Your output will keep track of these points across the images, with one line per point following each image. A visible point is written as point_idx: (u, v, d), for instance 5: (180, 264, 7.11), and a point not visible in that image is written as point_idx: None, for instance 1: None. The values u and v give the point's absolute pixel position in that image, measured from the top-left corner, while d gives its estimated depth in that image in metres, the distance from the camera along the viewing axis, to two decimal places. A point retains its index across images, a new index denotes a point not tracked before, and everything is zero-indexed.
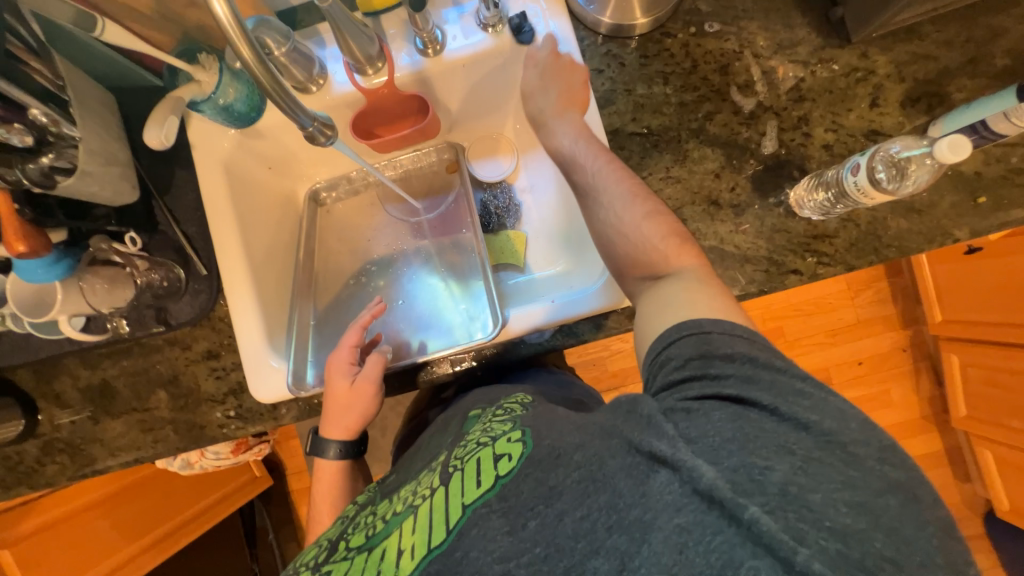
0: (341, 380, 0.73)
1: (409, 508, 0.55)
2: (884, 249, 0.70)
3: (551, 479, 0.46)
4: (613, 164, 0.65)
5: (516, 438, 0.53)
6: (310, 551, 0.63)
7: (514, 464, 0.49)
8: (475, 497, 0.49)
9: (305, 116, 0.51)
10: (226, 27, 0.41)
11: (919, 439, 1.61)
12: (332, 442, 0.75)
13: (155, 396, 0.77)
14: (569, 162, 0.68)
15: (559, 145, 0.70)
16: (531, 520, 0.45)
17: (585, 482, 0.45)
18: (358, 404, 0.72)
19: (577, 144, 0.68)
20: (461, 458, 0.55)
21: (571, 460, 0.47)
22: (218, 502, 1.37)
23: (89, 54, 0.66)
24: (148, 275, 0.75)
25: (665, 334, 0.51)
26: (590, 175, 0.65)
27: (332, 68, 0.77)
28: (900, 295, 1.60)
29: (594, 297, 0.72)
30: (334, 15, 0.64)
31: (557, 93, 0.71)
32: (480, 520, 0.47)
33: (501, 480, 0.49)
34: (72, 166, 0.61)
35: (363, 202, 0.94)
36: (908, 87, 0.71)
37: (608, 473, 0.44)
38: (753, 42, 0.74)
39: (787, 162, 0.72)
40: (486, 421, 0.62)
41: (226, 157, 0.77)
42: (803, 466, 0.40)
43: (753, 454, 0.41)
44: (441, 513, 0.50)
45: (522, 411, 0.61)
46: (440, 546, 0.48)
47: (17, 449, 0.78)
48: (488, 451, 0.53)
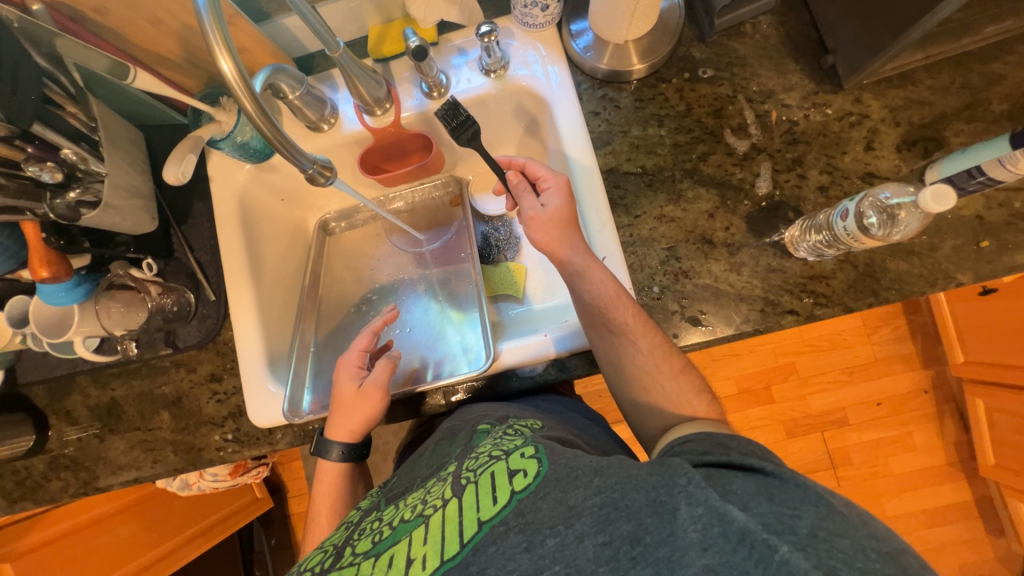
0: (348, 383, 0.73)
1: (418, 516, 0.51)
2: (883, 291, 0.69)
3: (570, 498, 0.45)
4: (647, 320, 0.67)
5: (530, 454, 0.51)
6: (314, 555, 0.57)
7: (530, 481, 0.48)
8: (492, 514, 0.46)
9: (305, 160, 0.55)
10: (233, 84, 0.46)
11: (946, 487, 1.51)
12: (338, 444, 0.73)
13: (159, 416, 0.80)
14: (602, 301, 0.66)
15: (591, 277, 0.67)
16: (550, 537, 0.43)
17: (605, 507, 0.43)
18: (367, 410, 0.72)
19: (614, 284, 0.67)
20: (474, 470, 0.53)
21: (590, 483, 0.45)
22: (212, 526, 1.35)
23: (122, 96, 0.72)
24: (160, 299, 0.78)
25: (683, 433, 0.58)
26: (627, 324, 0.66)
27: (342, 108, 0.82)
28: (919, 334, 1.54)
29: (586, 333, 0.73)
30: (345, 63, 0.69)
31: (574, 217, 0.70)
32: (497, 538, 0.45)
33: (517, 496, 0.47)
34: (97, 200, 0.66)
35: (369, 232, 0.97)
36: (903, 131, 0.72)
37: (631, 503, 0.42)
38: (747, 87, 0.76)
39: (782, 204, 0.72)
40: (498, 434, 0.59)
41: (241, 189, 0.82)
42: (829, 514, 0.41)
43: (781, 504, 0.41)
44: (453, 525, 0.47)
45: (533, 432, 0.59)
46: (453, 558, 0.45)
47: (26, 464, 0.81)
48: (501, 465, 0.51)
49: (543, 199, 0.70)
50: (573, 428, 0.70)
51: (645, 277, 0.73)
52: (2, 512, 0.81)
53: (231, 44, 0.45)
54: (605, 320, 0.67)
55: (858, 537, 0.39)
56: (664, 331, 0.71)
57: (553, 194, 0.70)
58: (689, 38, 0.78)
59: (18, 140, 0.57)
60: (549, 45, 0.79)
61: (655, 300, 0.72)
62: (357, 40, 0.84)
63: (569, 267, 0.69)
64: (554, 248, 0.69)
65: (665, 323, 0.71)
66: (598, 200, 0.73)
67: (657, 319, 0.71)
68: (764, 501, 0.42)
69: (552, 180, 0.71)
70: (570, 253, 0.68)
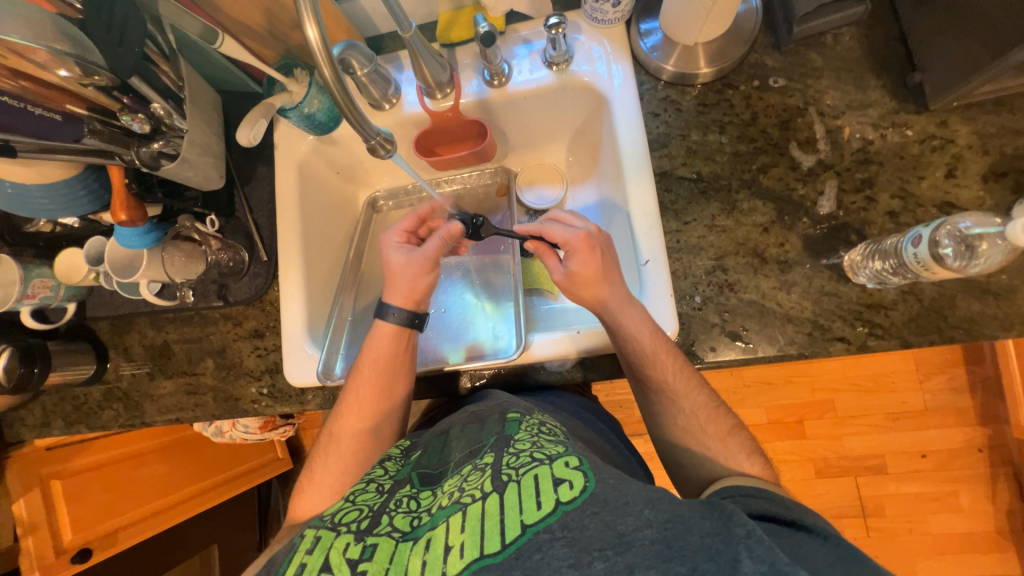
0: (399, 255, 0.75)
1: (456, 503, 0.50)
2: (949, 329, 0.64)
3: (620, 524, 0.43)
4: (691, 373, 0.66)
5: (575, 465, 0.49)
6: (348, 510, 0.55)
7: (577, 495, 0.45)
8: (536, 519, 0.44)
9: (370, 130, 0.57)
10: (315, 50, 0.48)
11: (990, 557, 1.39)
12: (392, 307, 0.74)
13: (204, 362, 0.85)
14: (641, 358, 0.65)
15: (626, 334, 0.66)
16: (598, 560, 0.41)
17: (659, 544, 0.41)
18: (419, 278, 0.74)
19: (654, 339, 0.65)
20: (515, 469, 0.50)
21: (641, 513, 0.43)
22: (228, 481, 1.41)
23: (208, 59, 0.78)
24: (218, 253, 0.84)
25: (740, 485, 0.56)
26: (666, 382, 0.66)
27: (405, 89, 0.84)
28: (980, 387, 1.42)
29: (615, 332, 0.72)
30: (414, 44, 0.70)
31: (605, 268, 0.67)
32: (542, 545, 0.43)
33: (563, 507, 0.45)
34: (175, 153, 0.69)
35: (415, 213, 0.99)
36: (992, 160, 0.66)
37: (685, 545, 0.41)
38: (820, 100, 0.72)
39: (845, 225, 0.68)
40: (535, 433, 0.57)
41: (302, 159, 0.86)
42: None
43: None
44: (494, 522, 0.45)
45: (568, 438, 0.57)
46: (494, 556, 0.43)
47: (84, 391, 0.88)
48: (545, 470, 0.49)
49: (566, 262, 0.68)
50: (585, 430, 0.71)
51: (687, 285, 0.71)
52: (60, 432, 0.89)
53: (318, 11, 0.47)
54: (642, 376, 0.67)
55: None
56: (701, 343, 0.69)
57: (577, 258, 0.67)
58: (763, 45, 0.75)
59: (116, 91, 0.63)
60: (615, 41, 0.78)
61: (696, 310, 0.70)
62: (427, 24, 0.86)
63: (607, 318, 0.67)
64: (594, 304, 0.67)
65: (703, 335, 0.69)
66: (652, 221, 0.71)
67: (695, 330, 0.69)
68: (839, 573, 0.43)
69: (574, 244, 0.67)
70: (605, 307, 0.66)
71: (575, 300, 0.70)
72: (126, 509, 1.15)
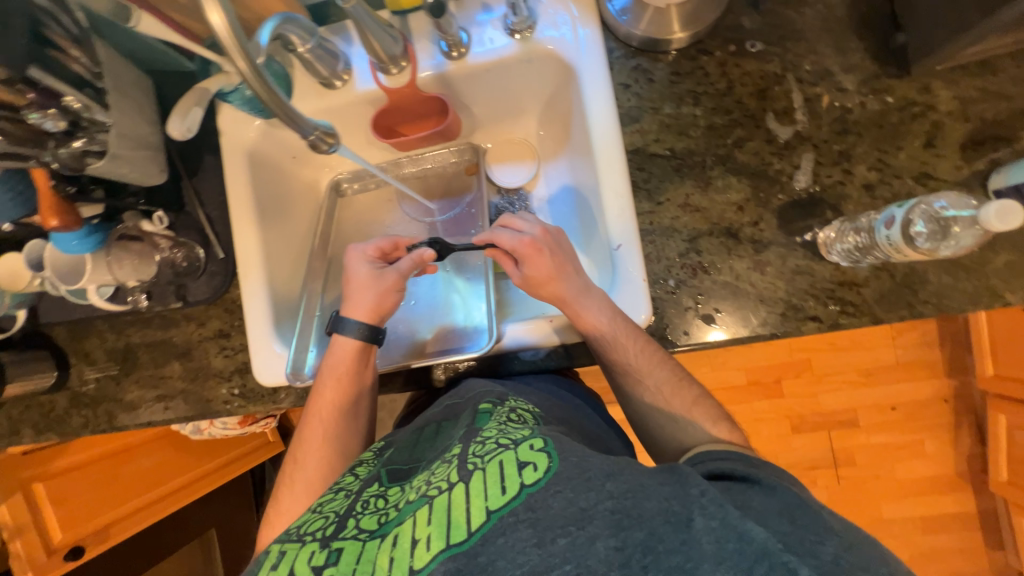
0: (364, 267, 0.74)
1: (422, 496, 0.49)
2: (919, 304, 0.64)
3: (581, 500, 0.43)
4: (655, 351, 0.65)
5: (539, 446, 0.48)
6: (314, 520, 0.54)
7: (541, 477, 0.45)
8: (501, 504, 0.44)
9: (307, 125, 0.52)
10: (224, 41, 0.41)
11: (951, 496, 1.49)
12: (353, 322, 0.72)
13: (170, 365, 0.82)
14: (603, 343, 0.65)
15: (587, 322, 0.65)
16: (561, 537, 0.42)
17: (617, 513, 0.42)
18: (388, 294, 0.73)
19: (614, 325, 0.64)
20: (480, 456, 0.49)
21: (602, 487, 0.44)
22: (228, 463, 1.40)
23: (131, 38, 0.70)
24: (171, 252, 0.79)
25: (713, 449, 0.57)
26: (630, 365, 0.65)
27: (357, 65, 0.77)
28: (949, 341, 1.47)
29: None
30: (358, 15, 0.63)
31: (557, 266, 0.67)
32: (506, 529, 0.43)
33: (527, 490, 0.44)
34: (104, 150, 0.64)
35: (381, 196, 0.94)
36: (971, 127, 0.64)
37: (643, 512, 0.42)
38: (799, 65, 0.68)
39: (820, 200, 0.66)
40: (501, 420, 0.56)
41: (252, 145, 0.80)
42: (852, 547, 0.42)
43: (804, 528, 0.43)
44: (460, 511, 0.45)
45: (536, 423, 0.56)
46: (460, 545, 0.43)
47: (49, 398, 0.86)
48: (510, 455, 0.48)
49: (521, 267, 0.68)
50: (565, 415, 0.70)
51: (661, 269, 0.69)
52: (29, 440, 0.87)
53: None
54: (607, 359, 0.66)
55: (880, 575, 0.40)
56: (674, 327, 0.68)
57: (528, 263, 0.67)
58: (740, 4, 0.70)
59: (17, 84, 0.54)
60: (582, 5, 0.71)
61: (669, 294, 0.69)
62: None
63: (568, 310, 0.66)
64: (555, 297, 0.67)
65: (677, 319, 0.68)
66: (624, 201, 0.67)
67: (668, 313, 0.68)
68: (785, 523, 0.44)
69: (521, 251, 0.67)
70: (565, 302, 0.66)
71: (534, 298, 0.69)
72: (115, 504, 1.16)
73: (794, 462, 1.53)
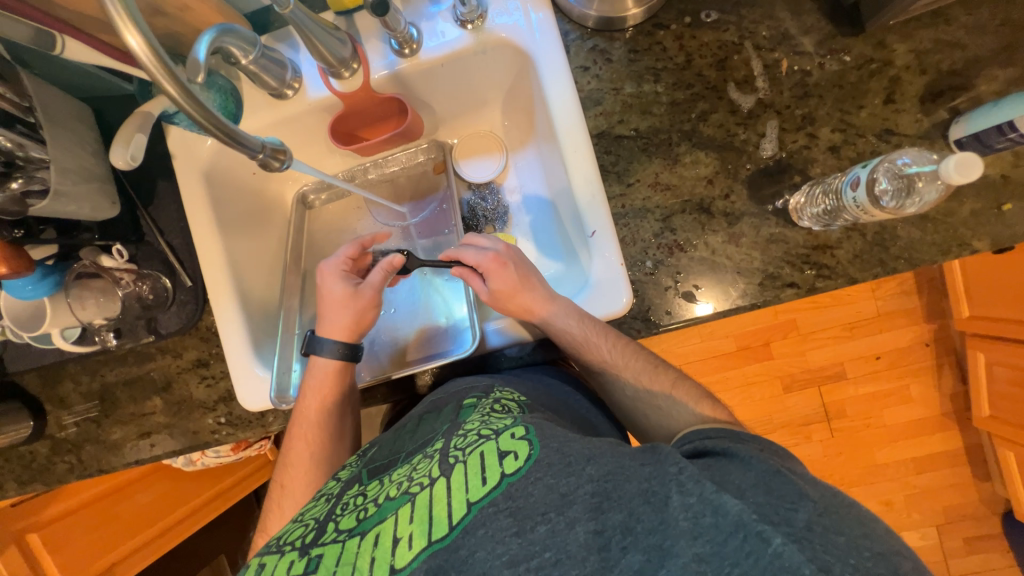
0: (339, 286, 0.72)
1: (404, 493, 0.50)
2: (891, 261, 0.64)
3: (562, 485, 0.44)
4: (626, 344, 0.67)
5: (520, 434, 0.49)
6: (295, 528, 0.54)
7: (522, 464, 0.46)
8: (481, 496, 0.45)
9: (254, 145, 0.49)
10: (146, 63, 0.38)
11: (938, 436, 1.55)
12: (330, 342, 0.71)
13: (151, 401, 0.80)
14: (574, 346, 0.67)
15: (556, 328, 0.67)
16: (541, 524, 0.42)
17: (598, 496, 0.43)
18: (366, 312, 0.73)
19: (583, 326, 0.66)
20: (462, 449, 0.51)
21: (583, 471, 0.44)
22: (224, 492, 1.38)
23: (61, 67, 0.66)
24: (136, 285, 0.76)
25: (702, 429, 0.57)
26: (605, 361, 0.67)
27: (306, 71, 0.74)
28: (925, 288, 1.51)
29: (592, 304, 0.68)
30: (300, 21, 0.61)
31: (522, 278, 0.69)
32: (486, 520, 0.44)
33: (507, 479, 0.46)
34: (46, 188, 0.60)
35: (351, 204, 0.91)
36: (929, 80, 0.64)
37: (623, 493, 0.42)
38: (755, 32, 0.67)
39: (787, 166, 0.66)
40: (482, 413, 0.57)
41: (206, 166, 0.77)
42: (825, 512, 0.41)
43: (776, 497, 0.42)
44: (441, 506, 0.46)
45: (520, 412, 0.57)
46: (442, 540, 0.44)
47: (30, 449, 0.83)
48: (490, 445, 0.49)
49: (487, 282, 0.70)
50: (558, 403, 0.67)
51: (637, 251, 0.69)
52: (14, 494, 0.84)
53: (133, 10, 0.38)
54: (583, 359, 0.68)
55: (853, 535, 0.39)
56: (656, 308, 0.68)
57: (492, 277, 0.69)
58: None
59: None
60: None
61: (648, 276, 0.68)
62: None
63: (538, 320, 0.68)
64: (523, 310, 0.69)
65: (658, 300, 0.68)
66: (594, 188, 0.67)
67: (649, 294, 0.68)
68: (760, 493, 0.43)
69: (485, 266, 0.69)
70: (533, 311, 0.68)
71: (504, 313, 0.71)
72: (121, 542, 1.14)
73: (787, 421, 1.57)
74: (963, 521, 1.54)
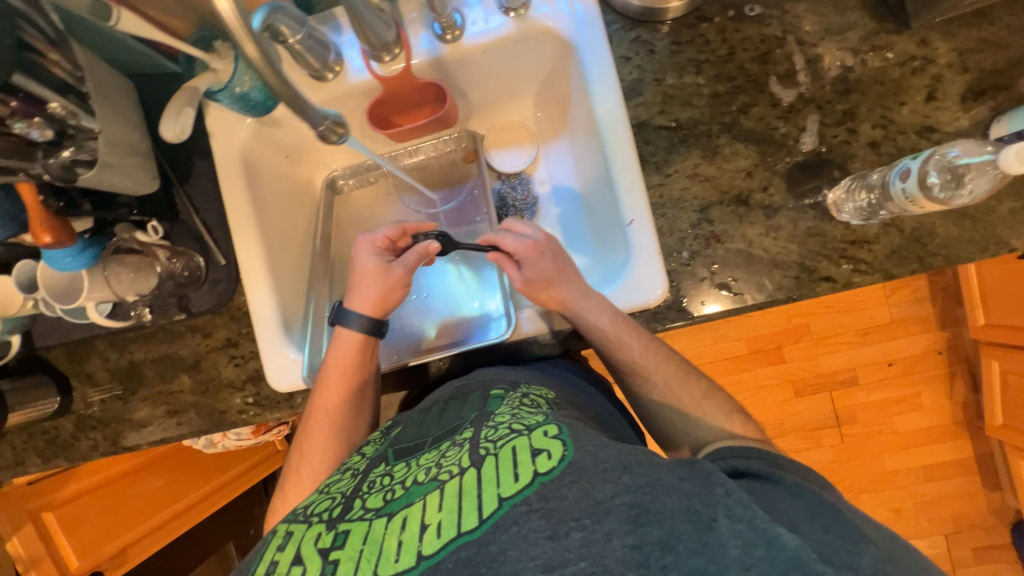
0: (370, 259, 0.73)
1: (433, 479, 0.49)
2: (929, 257, 0.65)
3: (597, 492, 0.43)
4: (658, 347, 0.67)
5: (554, 434, 0.49)
6: (321, 500, 0.55)
7: (555, 465, 0.45)
8: (514, 492, 0.44)
9: (315, 114, 0.51)
10: (232, 25, 0.39)
11: (950, 444, 1.55)
12: (357, 314, 0.72)
13: (179, 379, 0.80)
14: (605, 344, 0.66)
15: (586, 324, 0.67)
16: (575, 530, 0.41)
17: (635, 508, 0.41)
18: (394, 290, 0.73)
19: (615, 325, 0.65)
20: (493, 441, 0.50)
21: (619, 480, 0.43)
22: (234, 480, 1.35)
23: (110, 41, 0.66)
24: (170, 263, 0.76)
25: (735, 446, 0.57)
26: (636, 362, 0.66)
27: (348, 54, 0.75)
28: (940, 295, 1.51)
29: (628, 292, 0.68)
30: (354, 3, 0.61)
31: (557, 270, 0.68)
32: (519, 518, 0.43)
33: (541, 479, 0.44)
34: (93, 158, 0.60)
35: (380, 190, 0.92)
36: (971, 78, 0.64)
37: (662, 508, 0.41)
38: (798, 27, 0.68)
39: (827, 161, 0.66)
40: (513, 407, 0.57)
41: (244, 146, 0.77)
42: (887, 557, 0.41)
43: (837, 538, 0.42)
44: (472, 498, 0.45)
45: (550, 409, 0.57)
46: (471, 532, 0.43)
47: (54, 424, 0.82)
48: (523, 441, 0.49)
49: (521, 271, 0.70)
50: (580, 400, 0.69)
51: (674, 242, 0.69)
52: (36, 469, 0.84)
53: None
54: (610, 359, 0.68)
55: None
56: (691, 298, 0.68)
57: (527, 266, 0.68)
58: None
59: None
60: None
61: (684, 266, 0.69)
62: None
63: (569, 314, 0.68)
64: (553, 303, 0.69)
65: (693, 290, 0.68)
66: (633, 177, 0.67)
67: (684, 285, 0.68)
68: (819, 530, 0.43)
69: (523, 253, 0.69)
70: (564, 305, 0.68)
71: (534, 303, 0.71)
72: (133, 525, 1.14)
73: (799, 425, 1.57)
74: (972, 530, 1.54)
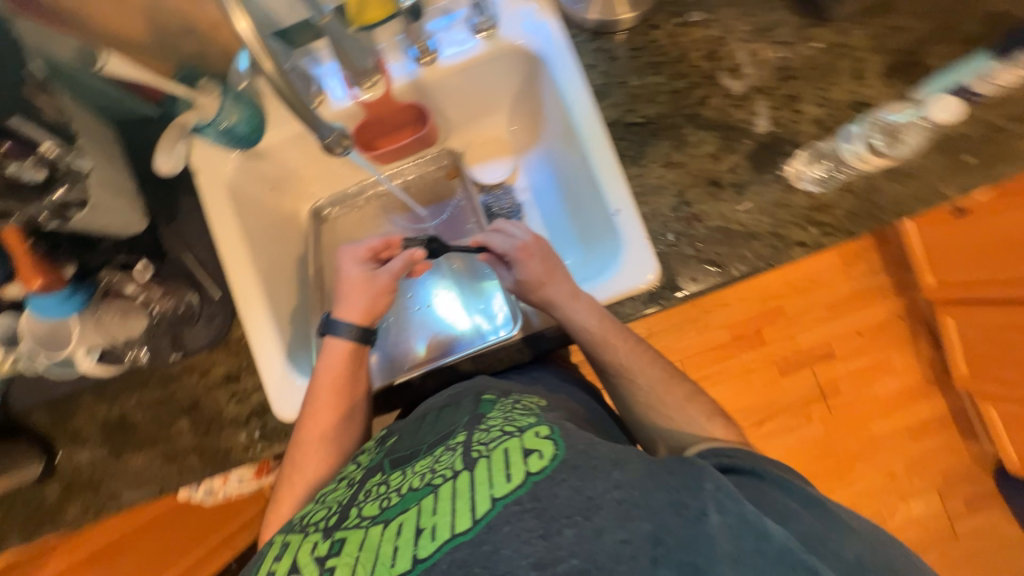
0: (356, 269, 0.74)
1: (428, 484, 0.49)
2: (883, 213, 0.71)
3: (588, 488, 0.43)
4: (645, 350, 0.70)
5: (545, 435, 0.49)
6: (318, 510, 0.55)
7: (547, 464, 0.45)
8: (506, 491, 0.44)
9: (323, 125, 0.54)
10: (247, 40, 0.45)
11: (926, 402, 1.64)
12: (345, 323, 0.72)
13: (177, 424, 0.76)
14: (593, 344, 0.68)
15: (575, 324, 0.69)
16: (567, 527, 0.41)
17: (626, 504, 0.42)
18: (380, 298, 0.73)
19: (603, 326, 0.68)
20: (485, 444, 0.50)
21: (609, 475, 0.44)
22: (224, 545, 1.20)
23: (92, 89, 0.68)
24: (161, 303, 0.74)
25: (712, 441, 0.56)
26: (621, 364, 0.69)
27: (329, 84, 0.78)
28: (892, 263, 1.64)
29: (622, 277, 0.71)
30: (332, 30, 0.66)
31: (548, 270, 0.70)
32: (512, 517, 0.42)
33: (533, 477, 0.44)
34: (83, 199, 0.62)
35: (367, 215, 0.94)
36: (887, 58, 0.74)
37: (652, 502, 0.42)
38: (736, 28, 0.77)
39: (781, 139, 0.74)
40: (504, 410, 0.57)
41: (231, 180, 0.78)
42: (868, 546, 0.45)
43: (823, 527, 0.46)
44: (465, 500, 0.45)
45: (540, 411, 0.58)
46: (465, 533, 0.43)
47: (38, 491, 0.76)
48: (515, 443, 0.49)
49: (513, 271, 0.72)
50: (574, 408, 0.69)
51: (658, 225, 0.74)
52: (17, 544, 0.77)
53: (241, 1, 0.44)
54: (597, 359, 0.70)
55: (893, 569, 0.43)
56: (681, 275, 0.72)
57: (520, 266, 0.71)
58: None
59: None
60: None
61: (671, 247, 0.73)
62: None
63: (558, 314, 0.70)
64: (545, 304, 0.71)
65: (682, 267, 0.72)
66: (613, 170, 0.72)
67: (673, 265, 0.72)
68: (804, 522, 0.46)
69: (513, 254, 0.72)
70: (556, 305, 0.70)
71: (528, 302, 0.73)
72: None
73: (789, 403, 1.63)
74: (960, 483, 1.61)
